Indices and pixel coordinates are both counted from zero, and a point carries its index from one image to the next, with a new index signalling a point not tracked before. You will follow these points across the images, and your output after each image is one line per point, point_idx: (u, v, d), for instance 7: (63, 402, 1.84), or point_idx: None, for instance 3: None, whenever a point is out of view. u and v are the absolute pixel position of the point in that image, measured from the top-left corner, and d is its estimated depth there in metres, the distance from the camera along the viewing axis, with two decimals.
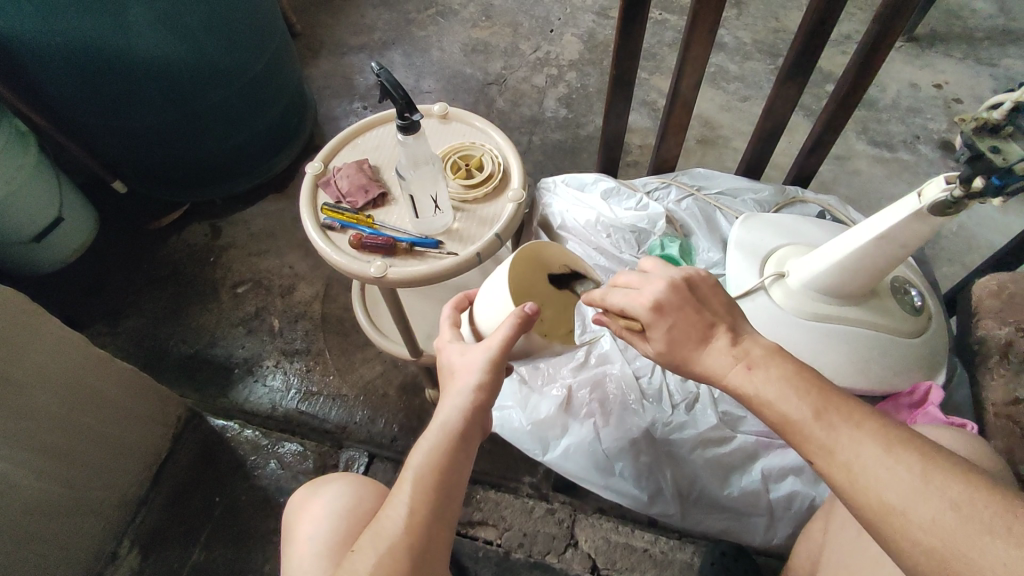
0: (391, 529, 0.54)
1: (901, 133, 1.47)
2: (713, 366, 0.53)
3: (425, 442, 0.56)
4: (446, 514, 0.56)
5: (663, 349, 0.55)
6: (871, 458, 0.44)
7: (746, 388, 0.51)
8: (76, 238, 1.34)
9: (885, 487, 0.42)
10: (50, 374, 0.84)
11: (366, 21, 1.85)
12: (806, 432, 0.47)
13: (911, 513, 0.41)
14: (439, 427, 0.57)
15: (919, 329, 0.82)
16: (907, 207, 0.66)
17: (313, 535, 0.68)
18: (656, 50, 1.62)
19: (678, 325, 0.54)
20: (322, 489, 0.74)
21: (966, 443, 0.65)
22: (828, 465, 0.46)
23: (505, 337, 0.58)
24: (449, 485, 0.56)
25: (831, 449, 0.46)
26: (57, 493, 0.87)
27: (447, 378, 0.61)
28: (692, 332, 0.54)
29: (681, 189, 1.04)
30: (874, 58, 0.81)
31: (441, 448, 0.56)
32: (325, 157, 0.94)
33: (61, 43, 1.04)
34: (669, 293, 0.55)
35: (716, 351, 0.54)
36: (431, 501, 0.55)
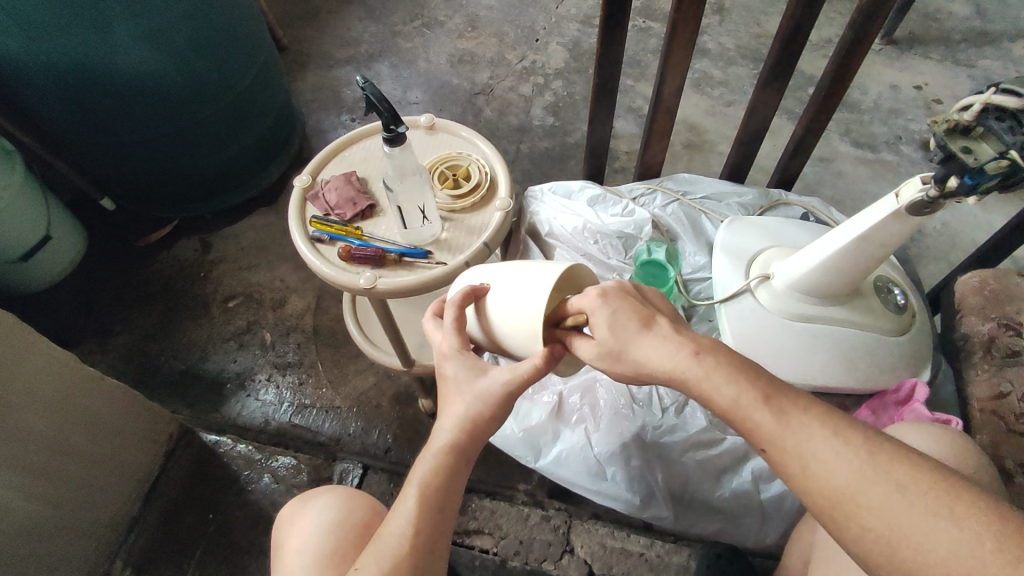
0: (395, 547, 0.55)
1: (883, 134, 1.49)
2: (654, 351, 0.52)
3: (428, 459, 0.56)
4: (447, 529, 0.57)
5: (605, 329, 0.54)
6: (819, 445, 0.45)
7: (686, 373, 0.50)
8: (65, 255, 1.33)
9: (836, 476, 0.43)
10: (39, 393, 0.83)
11: (352, 34, 1.86)
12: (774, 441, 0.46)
13: (860, 505, 0.42)
14: (443, 446, 0.56)
15: (904, 328, 0.84)
16: (885, 207, 0.67)
17: (300, 549, 0.69)
18: (640, 56, 1.64)
19: (620, 309, 0.54)
20: (313, 501, 0.74)
21: (949, 438, 0.66)
22: (778, 454, 0.46)
23: (533, 368, 0.56)
24: (451, 502, 0.56)
25: (777, 441, 0.46)
26: (49, 513, 0.87)
27: (450, 391, 0.59)
28: (633, 317, 0.53)
29: (666, 194, 1.05)
30: (850, 62, 0.82)
31: (445, 467, 0.56)
32: (313, 170, 0.94)
33: (48, 61, 1.04)
34: (616, 288, 0.57)
35: (656, 335, 0.52)
36: (433, 518, 0.55)
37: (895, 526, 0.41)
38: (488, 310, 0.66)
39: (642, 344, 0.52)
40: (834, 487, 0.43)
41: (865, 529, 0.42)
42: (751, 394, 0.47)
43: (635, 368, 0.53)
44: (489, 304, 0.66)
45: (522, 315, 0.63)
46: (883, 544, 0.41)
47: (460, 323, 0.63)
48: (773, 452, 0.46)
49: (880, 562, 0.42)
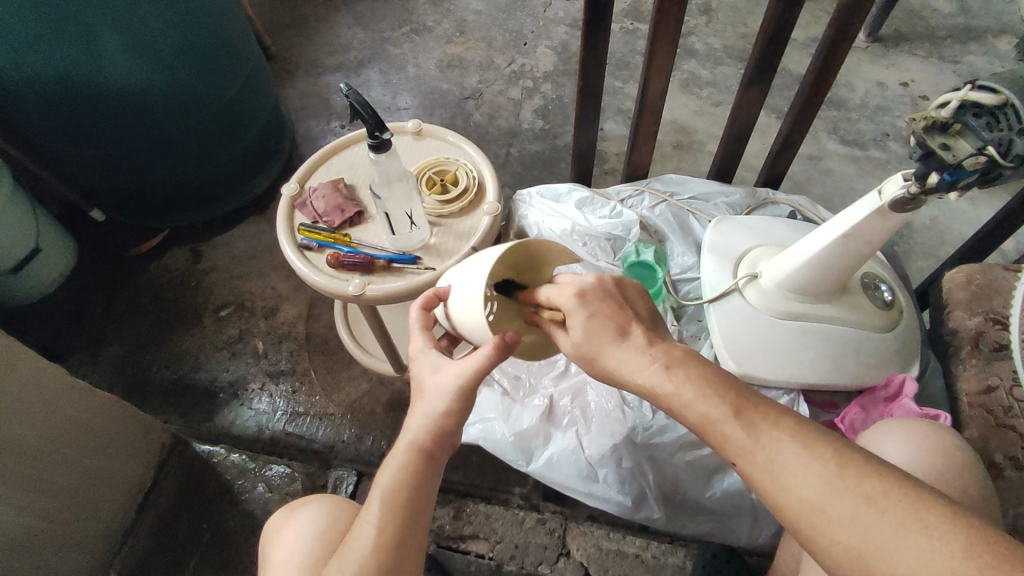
0: (361, 551, 0.55)
1: (871, 131, 1.50)
2: (627, 363, 0.53)
3: (392, 460, 0.56)
4: (417, 531, 0.56)
5: (580, 336, 0.55)
6: (789, 459, 0.45)
7: (661, 385, 0.51)
8: (54, 267, 1.32)
9: (806, 488, 0.44)
10: (27, 406, 0.82)
11: (341, 41, 1.86)
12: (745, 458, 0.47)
13: (829, 516, 0.43)
14: (404, 447, 0.56)
15: (892, 323, 0.84)
16: (869, 205, 0.68)
17: (287, 560, 0.69)
18: (628, 58, 1.65)
19: (596, 316, 0.55)
20: (298, 511, 0.74)
21: (926, 437, 0.67)
22: (750, 467, 0.47)
23: (483, 362, 0.55)
24: (417, 503, 0.56)
25: (745, 453, 0.46)
26: (40, 528, 0.86)
27: (416, 393, 0.59)
28: (608, 325, 0.55)
29: (654, 196, 1.05)
30: (832, 60, 0.82)
31: (409, 468, 0.56)
32: (300, 178, 0.94)
33: (32, 73, 1.04)
34: (594, 286, 0.57)
35: (632, 344, 0.54)
36: (399, 520, 0.55)
37: (865, 536, 0.41)
38: (452, 306, 0.67)
39: (616, 354, 0.54)
40: (803, 499, 0.44)
41: (834, 540, 0.42)
42: (721, 406, 0.48)
43: (604, 373, 0.55)
44: (451, 301, 0.67)
45: (472, 299, 0.63)
46: (853, 556, 0.41)
47: (427, 321, 0.65)
48: (743, 463, 0.47)
49: (852, 574, 0.42)
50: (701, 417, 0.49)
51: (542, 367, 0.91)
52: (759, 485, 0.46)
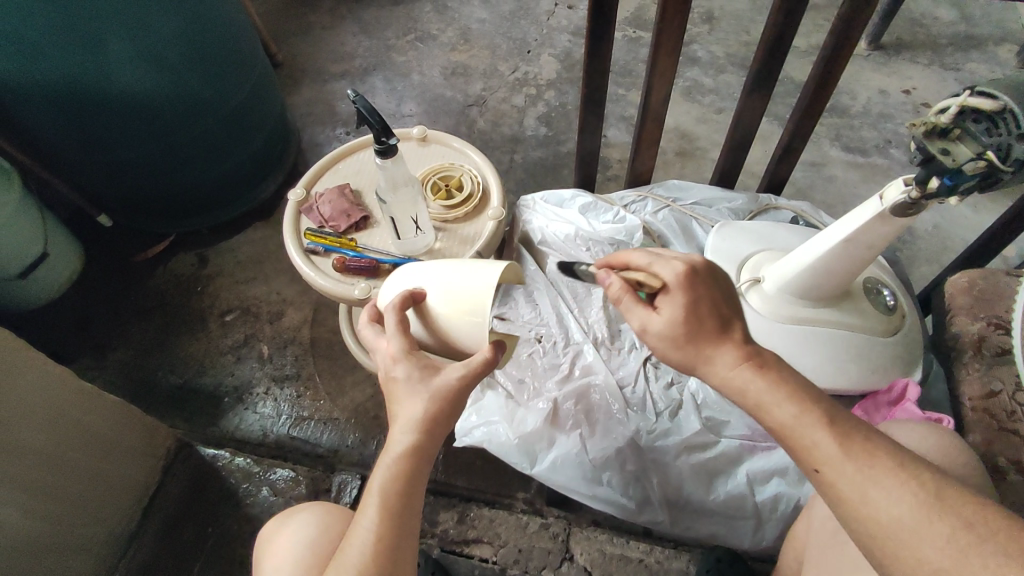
0: (358, 556, 0.55)
1: (873, 138, 1.51)
2: (724, 359, 0.55)
3: (383, 465, 0.56)
4: (411, 532, 0.57)
5: (673, 323, 0.56)
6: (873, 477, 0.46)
7: (747, 384, 0.53)
8: (61, 273, 1.34)
9: (887, 507, 0.45)
10: (34, 409, 0.83)
11: (346, 49, 1.88)
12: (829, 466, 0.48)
13: (908, 542, 0.43)
14: (394, 453, 0.56)
15: (894, 328, 0.84)
16: (870, 210, 0.68)
17: (281, 568, 0.69)
18: (631, 66, 1.66)
19: (702, 303, 0.56)
20: (291, 519, 0.74)
21: (931, 438, 0.67)
22: (834, 474, 0.48)
23: (485, 360, 0.59)
24: (411, 504, 0.57)
25: (835, 461, 0.48)
26: (46, 532, 0.86)
27: (392, 401, 0.59)
28: (712, 317, 0.56)
29: (657, 201, 1.05)
30: (834, 66, 0.83)
31: (401, 470, 0.56)
32: (307, 183, 0.95)
33: (44, 81, 1.06)
34: (705, 274, 0.58)
35: (721, 355, 0.55)
36: (394, 522, 0.56)
37: (956, 563, 0.41)
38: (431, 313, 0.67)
39: (706, 364, 0.55)
40: (885, 520, 0.45)
41: (923, 561, 0.43)
42: (812, 416, 0.50)
43: (685, 363, 0.57)
44: (431, 308, 0.67)
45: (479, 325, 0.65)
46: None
47: (403, 325, 0.63)
48: (829, 470, 0.48)
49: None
50: (776, 430, 0.51)
51: (546, 370, 0.87)
52: (840, 496, 0.47)
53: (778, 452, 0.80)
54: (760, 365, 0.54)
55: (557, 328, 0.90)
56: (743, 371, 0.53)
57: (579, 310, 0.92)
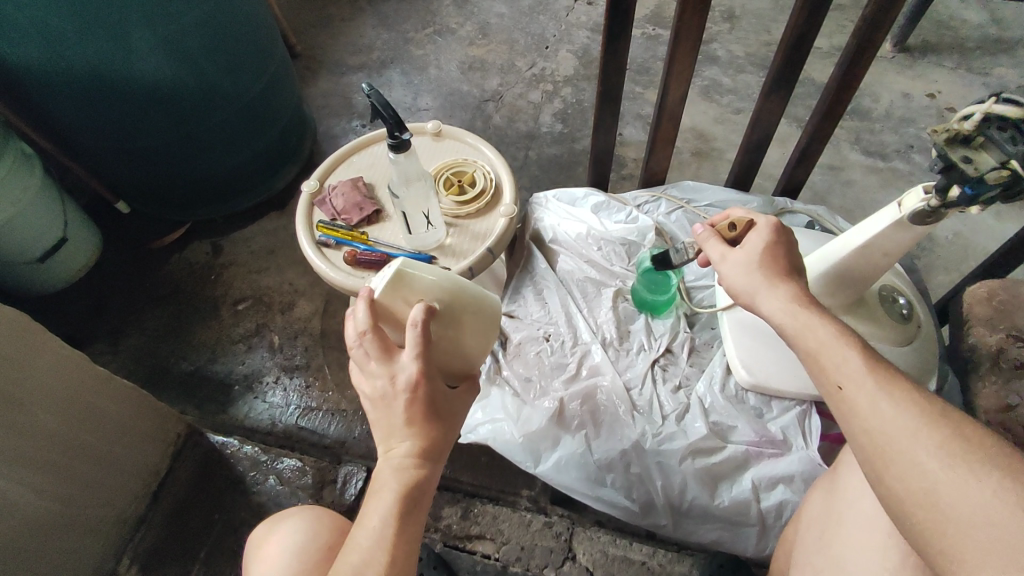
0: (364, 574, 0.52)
1: (895, 143, 1.48)
2: (774, 299, 0.60)
3: (394, 485, 0.54)
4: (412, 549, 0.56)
5: (752, 253, 0.65)
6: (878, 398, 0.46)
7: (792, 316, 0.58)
8: (78, 258, 1.37)
9: (891, 421, 0.45)
10: (50, 390, 0.85)
11: (364, 41, 1.89)
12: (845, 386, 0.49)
13: (902, 455, 0.43)
14: (395, 480, 0.54)
15: (910, 338, 0.80)
16: (887, 217, 0.67)
17: (267, 571, 0.69)
18: (649, 64, 1.65)
19: (776, 248, 0.64)
20: (280, 525, 0.74)
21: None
22: (854, 391, 0.48)
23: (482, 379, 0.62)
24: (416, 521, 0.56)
25: (857, 378, 0.48)
26: (59, 511, 0.88)
27: (389, 427, 0.55)
28: (779, 261, 0.63)
29: (671, 202, 1.03)
30: (855, 69, 0.81)
31: (412, 490, 0.54)
32: (320, 176, 0.95)
33: (65, 68, 1.07)
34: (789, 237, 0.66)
35: (784, 286, 0.61)
36: (402, 540, 0.54)
37: (948, 474, 0.40)
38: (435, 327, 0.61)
39: (768, 289, 0.61)
40: (883, 431, 0.45)
41: (916, 465, 0.42)
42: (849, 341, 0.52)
43: (748, 291, 0.63)
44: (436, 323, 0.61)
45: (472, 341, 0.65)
46: (922, 492, 0.41)
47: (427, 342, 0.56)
48: (851, 387, 0.48)
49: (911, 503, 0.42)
50: (812, 352, 0.54)
51: (553, 368, 0.86)
52: (853, 414, 0.47)
53: (784, 459, 0.78)
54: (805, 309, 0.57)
55: (565, 327, 0.90)
56: None
57: (588, 311, 0.91)
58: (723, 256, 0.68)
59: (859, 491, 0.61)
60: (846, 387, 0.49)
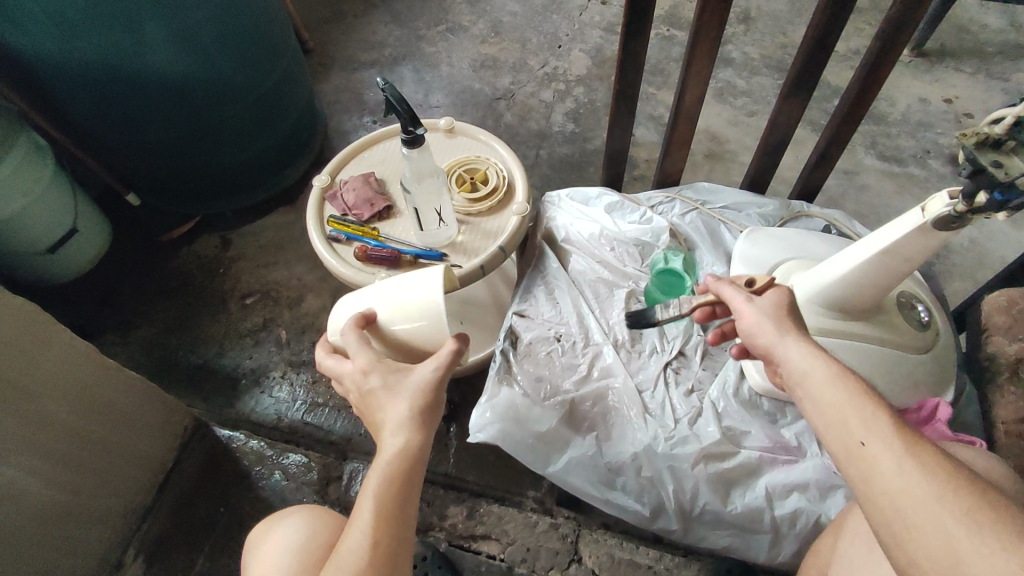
0: (353, 559, 0.53)
1: (911, 148, 1.46)
2: (798, 352, 0.57)
3: (377, 468, 0.55)
4: (408, 539, 0.55)
5: (775, 305, 0.62)
6: (899, 459, 0.45)
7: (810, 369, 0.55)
8: (89, 249, 1.37)
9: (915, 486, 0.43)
10: (59, 381, 0.84)
11: (376, 37, 1.88)
12: (864, 443, 0.47)
13: (929, 517, 0.41)
14: (387, 466, 0.55)
15: (927, 345, 0.79)
16: (911, 222, 0.65)
17: (266, 569, 0.69)
18: (663, 65, 1.64)
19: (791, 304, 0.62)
20: (279, 524, 0.73)
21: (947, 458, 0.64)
22: (872, 451, 0.46)
23: (452, 354, 0.60)
24: (408, 508, 0.55)
25: (884, 437, 0.46)
26: (65, 501, 0.88)
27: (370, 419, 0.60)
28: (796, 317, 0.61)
29: (685, 203, 1.02)
30: (878, 72, 0.80)
31: (396, 472, 0.55)
32: (332, 171, 0.95)
33: (79, 58, 1.07)
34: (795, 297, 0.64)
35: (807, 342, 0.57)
36: (392, 525, 0.54)
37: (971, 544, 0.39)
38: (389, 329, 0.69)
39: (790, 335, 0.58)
40: (901, 493, 0.43)
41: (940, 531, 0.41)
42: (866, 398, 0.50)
43: (770, 343, 0.59)
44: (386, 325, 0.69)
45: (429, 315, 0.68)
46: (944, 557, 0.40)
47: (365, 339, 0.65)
48: (875, 444, 0.46)
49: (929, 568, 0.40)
50: (826, 410, 0.51)
51: (564, 369, 0.85)
52: (872, 471, 0.45)
53: (797, 467, 0.77)
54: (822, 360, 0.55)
55: (576, 327, 0.89)
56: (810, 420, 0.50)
57: (600, 311, 0.90)
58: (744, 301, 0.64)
59: None
60: (870, 442, 0.47)
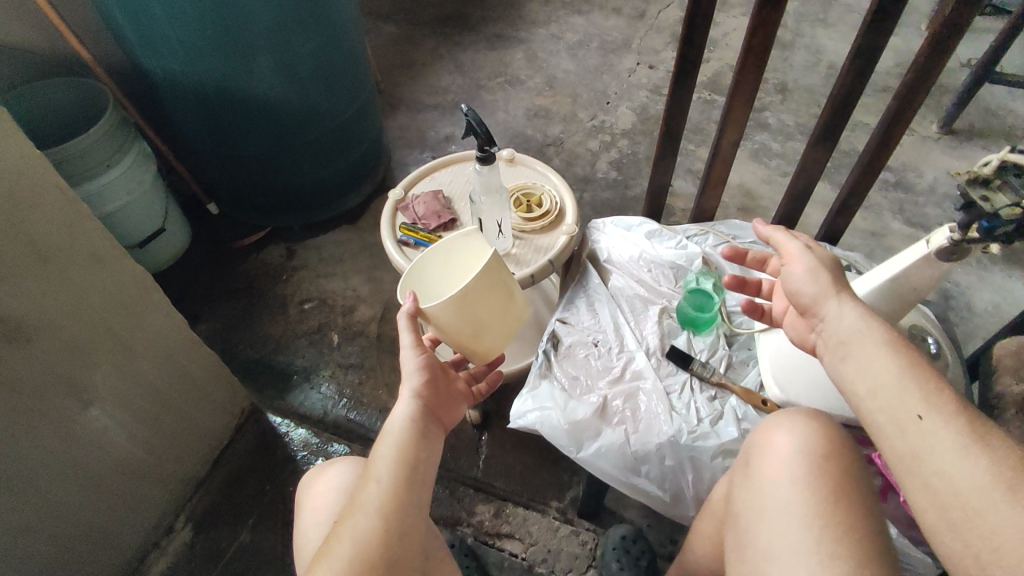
0: (371, 509, 0.62)
1: (937, 216, 1.54)
2: (845, 311, 0.65)
3: (385, 438, 0.67)
4: (418, 490, 0.65)
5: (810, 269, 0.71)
6: (949, 449, 0.52)
7: (864, 332, 0.62)
8: (171, 247, 1.53)
9: (982, 473, 0.49)
10: (158, 347, 0.96)
11: (441, 84, 2.08)
12: (919, 420, 0.54)
13: (989, 507, 0.48)
14: (398, 424, 0.67)
15: (937, 374, 0.85)
16: (916, 253, 0.74)
17: (315, 510, 0.76)
18: (703, 125, 1.77)
19: (817, 270, 0.70)
20: (327, 468, 0.80)
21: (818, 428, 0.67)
22: (929, 428, 0.53)
23: (410, 330, 0.73)
24: (415, 464, 0.65)
25: (940, 414, 0.53)
26: (140, 457, 0.98)
27: None
28: (829, 278, 0.69)
29: (718, 236, 1.11)
30: (896, 130, 0.90)
31: (400, 436, 0.66)
32: (405, 186, 1.08)
33: (200, 81, 1.26)
34: (819, 259, 0.72)
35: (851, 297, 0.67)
36: (401, 481, 0.64)
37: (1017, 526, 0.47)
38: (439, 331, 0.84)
39: (838, 300, 0.67)
40: (955, 480, 0.50)
41: (990, 520, 0.48)
42: (917, 379, 0.56)
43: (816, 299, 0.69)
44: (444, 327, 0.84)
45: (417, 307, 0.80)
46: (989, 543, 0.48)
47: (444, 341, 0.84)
48: (931, 419, 0.53)
49: (967, 541, 0.49)
50: (878, 385, 0.58)
51: (599, 370, 0.93)
52: (927, 448, 0.53)
53: None
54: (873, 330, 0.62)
55: (613, 336, 0.97)
56: (876, 395, 0.58)
57: (635, 324, 0.99)
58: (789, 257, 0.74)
59: (775, 485, 0.64)
60: (927, 416, 0.54)
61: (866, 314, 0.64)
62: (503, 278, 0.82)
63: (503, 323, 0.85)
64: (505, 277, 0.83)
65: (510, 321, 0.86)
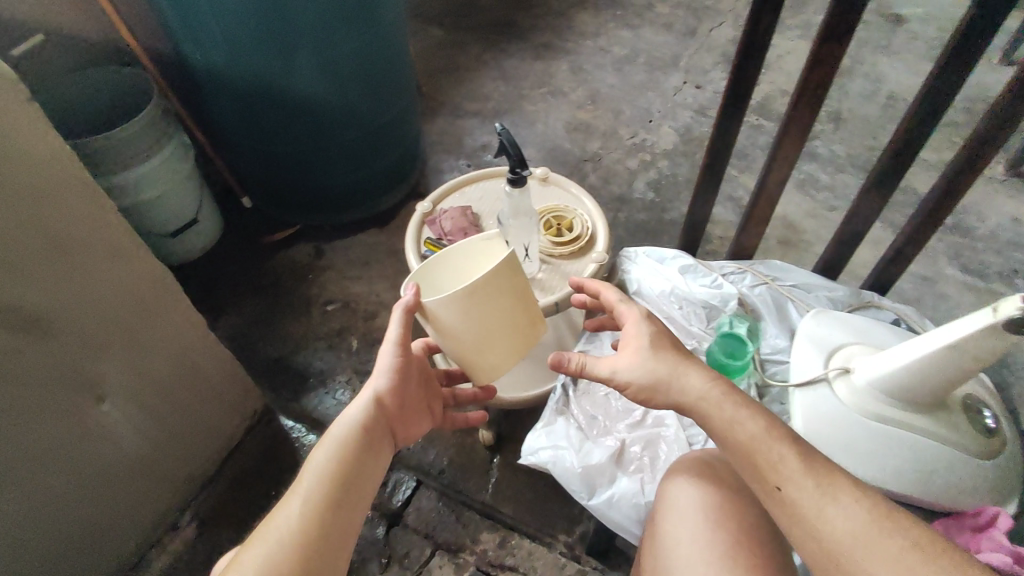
0: (290, 519, 0.59)
1: (997, 265, 1.44)
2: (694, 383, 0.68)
3: (324, 446, 0.66)
4: (345, 507, 0.62)
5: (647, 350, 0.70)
6: (833, 512, 0.58)
7: (712, 396, 0.67)
8: (202, 240, 1.54)
9: (853, 525, 0.57)
10: (173, 344, 0.95)
11: (482, 92, 2.06)
12: (780, 486, 0.61)
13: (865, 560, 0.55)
14: (338, 436, 0.66)
15: (993, 451, 0.79)
16: (978, 321, 0.67)
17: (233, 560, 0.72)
18: (748, 151, 1.70)
19: (655, 347, 0.70)
20: None
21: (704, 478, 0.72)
22: (794, 490, 0.60)
23: (399, 327, 0.70)
24: (349, 478, 0.64)
25: (798, 480, 0.60)
26: (147, 452, 0.97)
27: None
28: (667, 349, 0.70)
29: (757, 276, 1.04)
30: (964, 178, 0.84)
31: (340, 445, 0.65)
32: (433, 200, 1.05)
33: (241, 77, 1.26)
34: (651, 332, 0.71)
35: (694, 366, 0.69)
36: (329, 493, 0.62)
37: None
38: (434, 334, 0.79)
39: (685, 370, 0.68)
40: (837, 537, 0.57)
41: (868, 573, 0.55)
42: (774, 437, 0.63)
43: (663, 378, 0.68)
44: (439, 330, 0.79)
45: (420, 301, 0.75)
46: None
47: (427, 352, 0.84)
48: (790, 487, 0.60)
49: None
50: (745, 445, 0.64)
51: (619, 412, 0.89)
52: (796, 509, 0.59)
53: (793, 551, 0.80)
54: (727, 392, 0.67)
55: None
56: (747, 463, 0.63)
57: None
58: (613, 369, 0.71)
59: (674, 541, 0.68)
60: (782, 487, 0.60)
61: (711, 379, 0.68)
62: (521, 286, 0.75)
63: (511, 337, 0.76)
64: (521, 284, 0.75)
65: (520, 338, 0.78)
